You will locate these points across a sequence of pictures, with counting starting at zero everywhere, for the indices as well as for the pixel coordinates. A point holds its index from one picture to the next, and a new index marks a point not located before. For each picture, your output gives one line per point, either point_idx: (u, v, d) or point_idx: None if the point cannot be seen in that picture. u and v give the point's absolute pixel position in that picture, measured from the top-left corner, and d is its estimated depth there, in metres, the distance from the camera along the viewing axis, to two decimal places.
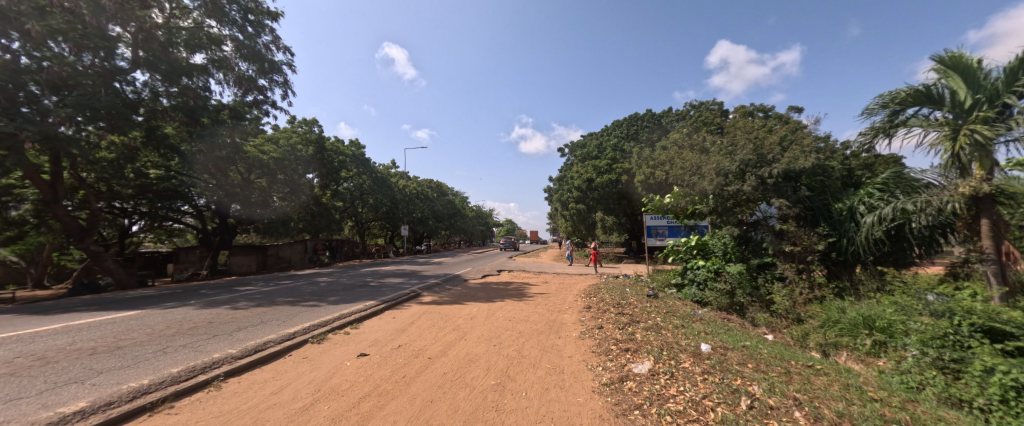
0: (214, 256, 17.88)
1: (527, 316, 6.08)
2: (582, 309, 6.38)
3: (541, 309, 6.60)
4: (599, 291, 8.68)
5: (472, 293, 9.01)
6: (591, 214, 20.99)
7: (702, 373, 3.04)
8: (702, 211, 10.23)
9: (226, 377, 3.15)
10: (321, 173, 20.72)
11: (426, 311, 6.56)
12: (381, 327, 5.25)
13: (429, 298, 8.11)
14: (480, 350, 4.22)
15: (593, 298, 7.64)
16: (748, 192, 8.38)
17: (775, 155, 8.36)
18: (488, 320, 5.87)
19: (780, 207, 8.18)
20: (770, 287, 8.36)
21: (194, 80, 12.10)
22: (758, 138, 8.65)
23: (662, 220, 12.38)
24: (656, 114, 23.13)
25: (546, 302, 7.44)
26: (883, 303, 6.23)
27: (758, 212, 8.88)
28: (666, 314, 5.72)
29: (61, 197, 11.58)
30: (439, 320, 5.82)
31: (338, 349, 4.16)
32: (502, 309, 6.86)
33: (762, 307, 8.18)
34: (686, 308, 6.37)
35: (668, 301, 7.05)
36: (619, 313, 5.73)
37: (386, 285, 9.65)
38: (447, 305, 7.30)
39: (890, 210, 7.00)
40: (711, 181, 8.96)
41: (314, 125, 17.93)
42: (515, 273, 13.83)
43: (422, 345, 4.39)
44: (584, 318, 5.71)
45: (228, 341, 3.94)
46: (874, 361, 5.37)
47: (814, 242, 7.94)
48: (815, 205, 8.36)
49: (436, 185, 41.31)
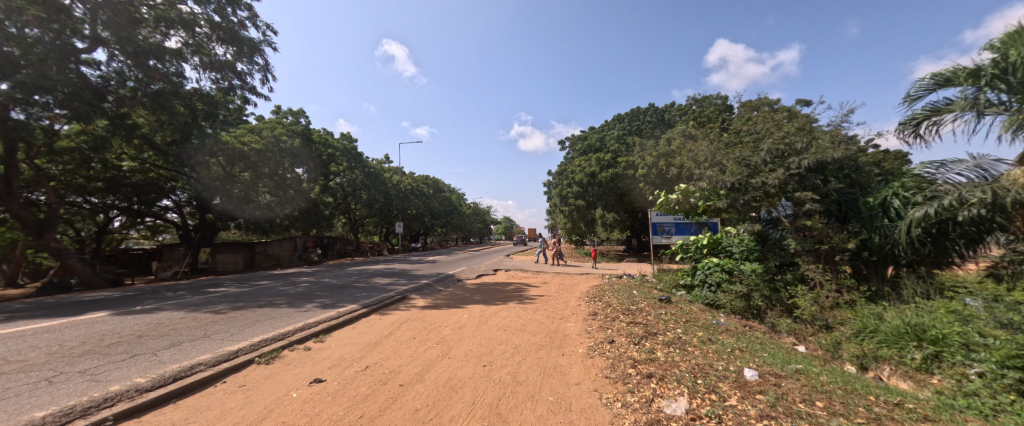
0: (196, 253, 17.02)
1: (526, 325, 5.28)
2: (588, 316, 5.56)
3: (541, 316, 5.79)
4: (604, 294, 7.87)
5: (463, 295, 8.16)
6: (590, 211, 20.26)
7: (760, 417, 2.25)
8: (715, 207, 9.46)
9: (118, 419, 2.34)
10: (310, 167, 19.80)
11: (410, 318, 5.72)
12: (351, 341, 4.41)
13: (416, 301, 7.27)
14: (466, 373, 3.41)
15: (598, 302, 6.81)
16: (773, 185, 7.60)
17: (803, 145, 7.67)
18: (478, 330, 5.07)
19: (804, 200, 7.44)
20: (792, 290, 7.60)
21: (167, 67, 11.25)
22: (783, 128, 7.97)
23: (668, 217, 11.66)
24: (658, 109, 22.29)
25: (546, 307, 6.60)
26: (933, 311, 5.44)
27: (776, 209, 8.20)
28: (685, 323, 4.94)
29: (17, 188, 10.68)
30: (422, 330, 5.00)
31: (288, 374, 3.32)
32: (496, 315, 6.04)
33: (783, 312, 7.44)
34: (706, 316, 5.58)
35: (683, 306, 6.23)
36: (632, 323, 4.93)
37: (372, 286, 8.79)
38: (437, 309, 6.45)
39: (932, 205, 6.23)
40: (732, 172, 8.21)
41: (300, 115, 17.03)
42: (512, 272, 13.03)
43: (394, 366, 3.58)
44: (591, 328, 4.91)
45: (143, 366, 3.09)
46: (926, 379, 4.59)
47: (843, 240, 7.16)
48: (842, 199, 7.57)
49: (432, 181, 40.43)
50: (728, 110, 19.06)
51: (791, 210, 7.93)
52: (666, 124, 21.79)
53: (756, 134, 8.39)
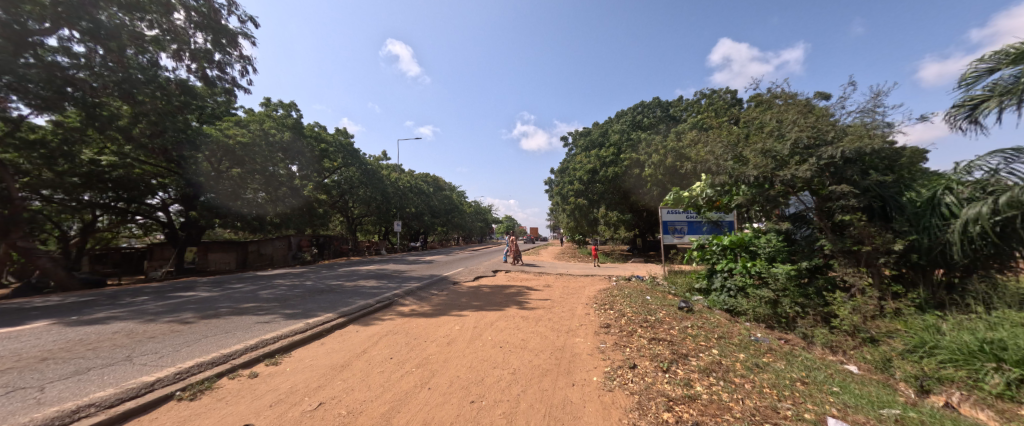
0: (181, 252, 16.64)
1: (526, 341, 4.45)
2: (600, 330, 4.74)
3: (544, 329, 4.96)
4: (614, 300, 7.03)
5: (457, 300, 7.33)
6: (594, 209, 19.51)
7: None
8: (736, 203, 8.64)
9: None
10: (302, 163, 19.04)
11: (391, 330, 4.90)
12: (313, 364, 3.58)
13: (404, 307, 6.46)
14: (446, 416, 2.57)
15: (609, 311, 5.95)
16: (804, 178, 6.75)
17: (836, 134, 6.79)
18: (469, 346, 4.27)
19: (841, 195, 6.58)
20: (828, 297, 6.74)
21: (142, 55, 10.34)
22: (812, 114, 7.09)
23: (680, 215, 11.04)
24: (665, 103, 21.41)
25: (551, 316, 5.80)
26: (1012, 327, 4.54)
27: (796, 204, 7.54)
28: (721, 340, 4.08)
29: None
30: (403, 346, 4.19)
31: (211, 417, 2.49)
32: (492, 326, 5.20)
33: (817, 321, 6.58)
34: (741, 330, 4.73)
35: (708, 315, 5.38)
36: (653, 339, 4.10)
37: (358, 289, 7.98)
38: (426, 318, 5.65)
39: (991, 202, 5.40)
40: (756, 165, 7.38)
41: (291, 108, 16.20)
42: (512, 274, 12.19)
43: (355, 404, 2.75)
44: (604, 345, 4.10)
45: (5, 412, 2.27)
46: (1014, 409, 3.71)
47: (887, 240, 6.25)
48: (883, 194, 6.68)
49: (432, 179, 39.60)
50: (738, 104, 18.10)
51: (810, 204, 7.31)
52: (672, 119, 20.81)
53: (779, 122, 7.48)
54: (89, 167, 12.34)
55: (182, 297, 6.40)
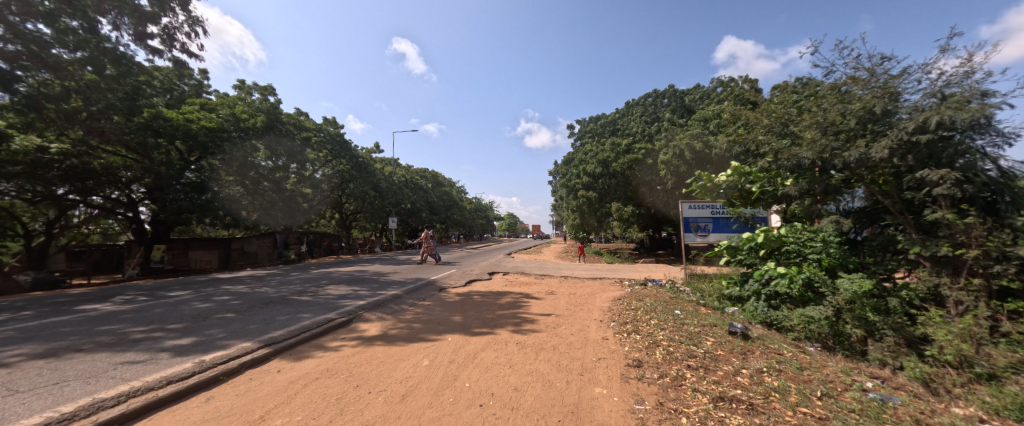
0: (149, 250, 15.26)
1: (521, 393, 2.95)
2: (627, 376, 3.19)
3: (547, 370, 3.45)
4: (638, 317, 5.48)
5: (438, 316, 5.79)
6: (604, 205, 17.75)
7: None
8: (782, 195, 7.01)
9: None
10: (281, 152, 17.60)
11: (328, 368, 3.42)
12: None
13: (371, 326, 4.97)
14: None
15: (636, 336, 4.43)
16: (878, 157, 5.04)
17: (929, 100, 4.99)
18: (433, 403, 2.79)
19: (930, 179, 4.69)
20: (916, 315, 4.92)
21: (74, 20, 8.86)
22: (890, 76, 5.38)
23: (704, 210, 9.68)
24: (679, 91, 19.62)
25: (561, 344, 4.29)
26: None
27: (850, 197, 5.95)
28: (835, 407, 2.53)
29: None
30: (329, 407, 2.69)
31: None
32: (474, 361, 3.71)
33: (897, 347, 4.78)
34: (842, 378, 3.19)
35: (777, 348, 3.95)
36: (719, 402, 2.58)
37: (319, 300, 6.48)
38: (391, 345, 4.16)
39: None
40: (810, 145, 5.85)
41: (265, 92, 14.63)
42: (511, 277, 10.68)
43: None
44: (641, 407, 2.61)
45: None
46: None
47: (1005, 242, 4.29)
48: (997, 178, 4.62)
49: (429, 175, 38.03)
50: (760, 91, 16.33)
51: (879, 194, 5.52)
52: (687, 109, 19.06)
53: (841, 94, 5.86)
54: (35, 155, 10.55)
55: (74, 314, 4.85)
